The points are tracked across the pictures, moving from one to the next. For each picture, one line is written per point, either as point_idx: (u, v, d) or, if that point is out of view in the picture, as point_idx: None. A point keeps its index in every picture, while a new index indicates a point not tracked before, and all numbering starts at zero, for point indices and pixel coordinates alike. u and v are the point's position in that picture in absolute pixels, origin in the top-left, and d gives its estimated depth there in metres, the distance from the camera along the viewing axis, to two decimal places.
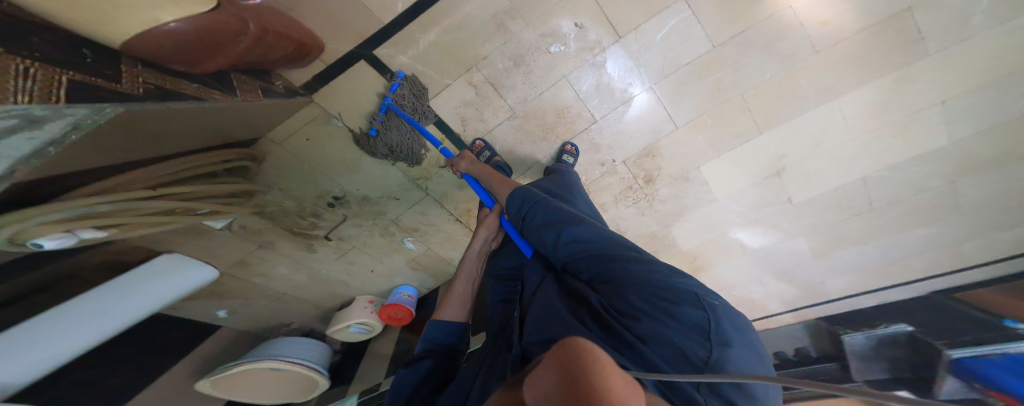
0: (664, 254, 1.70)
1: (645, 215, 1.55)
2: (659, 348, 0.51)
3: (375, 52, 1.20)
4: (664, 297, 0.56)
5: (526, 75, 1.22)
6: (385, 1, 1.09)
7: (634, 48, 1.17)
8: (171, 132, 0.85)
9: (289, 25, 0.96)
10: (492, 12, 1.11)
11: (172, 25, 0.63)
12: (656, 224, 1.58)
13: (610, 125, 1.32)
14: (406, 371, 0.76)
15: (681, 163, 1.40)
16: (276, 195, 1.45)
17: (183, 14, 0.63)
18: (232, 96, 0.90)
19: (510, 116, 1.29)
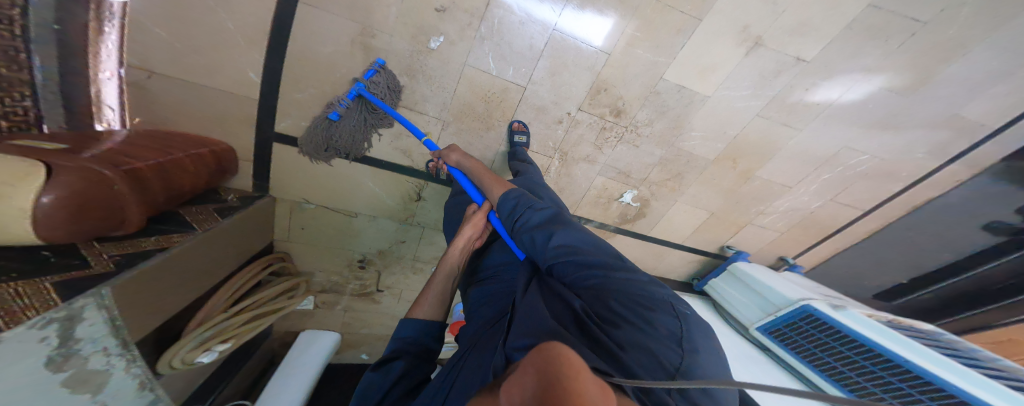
0: (693, 176, 1.45)
1: (639, 146, 1.31)
2: (636, 355, 0.53)
3: (277, 130, 1.15)
4: (647, 308, 0.59)
5: (428, 83, 1.10)
6: (243, 80, 1.05)
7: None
8: (189, 284, 0.94)
9: (179, 145, 0.96)
10: (348, 39, 1.02)
11: (49, 199, 0.61)
12: (658, 149, 1.33)
13: (540, 83, 1.13)
14: (375, 373, 0.63)
15: (640, 83, 1.17)
16: (320, 275, 1.62)
17: (39, 185, 0.60)
18: (195, 232, 0.94)
19: (444, 125, 1.17)
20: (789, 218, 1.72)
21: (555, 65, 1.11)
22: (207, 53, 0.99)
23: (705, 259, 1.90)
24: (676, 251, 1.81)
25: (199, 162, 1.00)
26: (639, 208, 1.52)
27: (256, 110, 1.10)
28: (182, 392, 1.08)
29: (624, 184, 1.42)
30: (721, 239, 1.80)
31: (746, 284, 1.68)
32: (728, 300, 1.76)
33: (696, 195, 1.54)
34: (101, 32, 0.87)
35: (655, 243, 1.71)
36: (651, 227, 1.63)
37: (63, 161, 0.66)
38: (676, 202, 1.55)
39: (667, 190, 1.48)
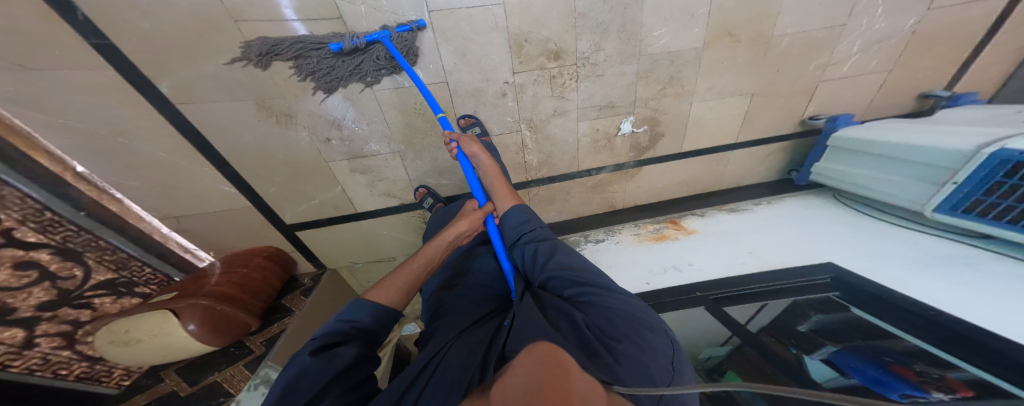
0: (691, 74, 1.13)
1: (604, 74, 1.06)
2: (632, 367, 0.46)
3: (287, 221, 1.20)
4: (645, 326, 0.51)
5: (362, 124, 1.01)
6: (226, 198, 1.08)
7: (363, 9, 0.85)
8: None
9: (249, 257, 1.16)
10: (263, 126, 0.96)
11: (193, 326, 0.84)
12: (628, 65, 1.06)
13: (458, 70, 0.97)
14: (312, 360, 0.43)
15: (554, 20, 0.94)
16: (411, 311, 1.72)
17: (180, 321, 0.83)
18: (296, 312, 1.15)
19: (400, 156, 1.11)
20: (882, 51, 1.17)
21: (459, 44, 0.93)
22: (181, 186, 1.03)
23: (790, 144, 1.42)
24: (739, 152, 1.41)
25: (267, 264, 1.18)
26: (650, 132, 1.25)
27: (257, 214, 1.15)
28: None
29: (617, 115, 1.17)
30: (794, 115, 1.31)
31: (864, 152, 1.09)
32: (858, 183, 1.12)
33: (712, 87, 1.18)
34: (114, 197, 0.99)
35: (694, 158, 1.39)
36: (679, 144, 1.32)
37: (180, 302, 0.87)
38: (691, 105, 1.21)
39: (670, 97, 1.17)
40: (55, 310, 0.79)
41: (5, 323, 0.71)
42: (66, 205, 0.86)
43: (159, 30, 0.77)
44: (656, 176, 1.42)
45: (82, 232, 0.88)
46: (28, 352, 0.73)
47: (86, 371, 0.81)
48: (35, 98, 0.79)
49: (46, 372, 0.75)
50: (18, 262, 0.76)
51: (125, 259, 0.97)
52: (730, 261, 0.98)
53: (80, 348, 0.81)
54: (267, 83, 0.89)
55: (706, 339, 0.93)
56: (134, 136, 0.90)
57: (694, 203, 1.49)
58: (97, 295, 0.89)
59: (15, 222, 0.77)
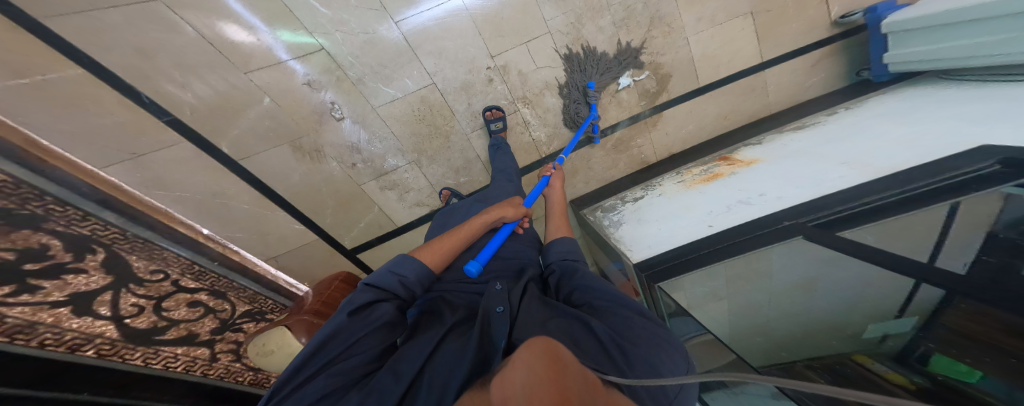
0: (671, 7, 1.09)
1: (580, 33, 1.07)
2: (640, 367, 0.46)
3: (348, 245, 1.37)
4: (669, 341, 0.51)
5: (376, 143, 1.13)
6: (294, 233, 1.29)
7: (338, 36, 0.97)
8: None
9: (327, 280, 1.32)
10: (305, 164, 1.15)
11: (305, 338, 1.02)
12: (603, 18, 1.07)
13: (441, 69, 1.05)
14: (354, 321, 0.50)
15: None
16: None
17: (295, 337, 1.00)
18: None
19: (417, 165, 1.21)
20: None
21: (433, 47, 1.02)
22: (259, 230, 1.25)
23: (840, 44, 1.20)
24: (774, 68, 1.22)
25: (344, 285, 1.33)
26: (656, 76, 1.17)
27: (325, 245, 1.35)
28: None
29: (612, 67, 1.13)
30: (823, 19, 1.16)
31: (932, 30, 0.87)
32: (958, 59, 0.82)
33: (702, 16, 1.11)
34: (234, 250, 1.25)
35: (723, 88, 1.23)
36: (695, 80, 1.21)
37: (291, 319, 1.08)
38: (690, 40, 1.15)
39: (661, 38, 1.12)
40: (223, 334, 1.05)
41: (197, 344, 0.95)
42: (206, 258, 1.14)
43: (218, 102, 1.00)
44: (682, 118, 1.28)
45: (220, 277, 1.16)
46: (216, 364, 0.98)
47: (252, 379, 1.09)
48: (151, 179, 1.05)
49: (231, 379, 1.00)
50: (188, 301, 1.01)
51: (254, 295, 1.25)
52: (821, 178, 0.83)
53: (243, 361, 1.08)
54: (291, 126, 1.07)
55: (863, 312, 0.56)
56: (224, 195, 1.14)
57: (743, 134, 1.28)
58: (245, 322, 1.16)
59: (178, 274, 1.03)
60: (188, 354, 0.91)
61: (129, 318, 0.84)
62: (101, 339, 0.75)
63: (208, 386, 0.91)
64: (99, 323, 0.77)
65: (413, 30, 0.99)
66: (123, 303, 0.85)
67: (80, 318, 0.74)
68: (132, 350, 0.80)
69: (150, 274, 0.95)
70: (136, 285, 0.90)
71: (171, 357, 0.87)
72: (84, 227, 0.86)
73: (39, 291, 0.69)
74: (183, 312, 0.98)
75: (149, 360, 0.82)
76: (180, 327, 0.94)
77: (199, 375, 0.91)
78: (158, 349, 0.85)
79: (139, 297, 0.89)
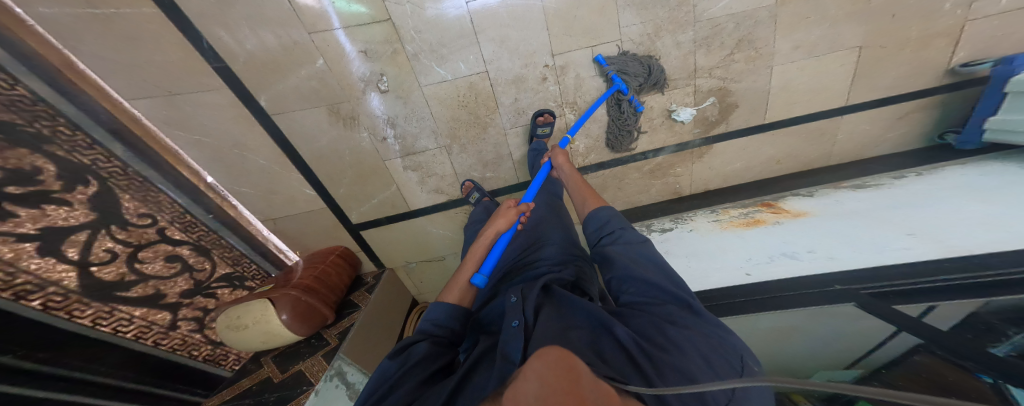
0: (765, 31, 0.99)
1: (654, 45, 1.01)
2: (668, 375, 0.44)
3: (354, 220, 1.32)
4: (713, 348, 0.46)
5: (412, 121, 1.10)
6: (307, 198, 1.24)
7: (408, 7, 0.94)
8: (381, 343, 1.25)
9: (317, 256, 1.30)
10: (336, 129, 1.11)
11: (285, 316, 1.01)
12: (683, 33, 0.99)
13: (498, 58, 1.01)
14: (390, 361, 0.52)
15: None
16: None
17: (276, 311, 1.00)
18: (362, 308, 1.27)
19: (448, 151, 1.16)
20: None
21: (497, 34, 0.98)
22: (275, 189, 1.21)
23: (937, 100, 1.08)
24: (853, 115, 1.12)
25: (339, 260, 1.31)
26: (720, 104, 1.10)
27: (332, 216, 1.30)
28: None
29: (675, 87, 1.07)
30: (936, 65, 1.02)
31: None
32: None
33: (801, 44, 1.01)
34: (232, 204, 1.21)
35: (788, 128, 1.15)
36: (762, 115, 1.13)
37: (277, 292, 1.05)
38: (774, 69, 1.05)
39: (743, 63, 1.04)
40: (192, 298, 1.02)
41: (158, 307, 0.93)
42: (202, 210, 1.12)
43: (269, 55, 0.97)
44: (733, 154, 1.21)
45: (210, 232, 1.14)
46: (172, 334, 0.95)
47: (209, 354, 1.02)
48: (183, 118, 1.04)
49: (184, 352, 0.96)
50: (167, 254, 0.99)
51: (239, 257, 1.22)
52: (879, 246, 0.74)
53: (205, 332, 1.03)
54: (337, 90, 1.04)
55: (819, 360, 0.64)
56: (246, 148, 1.11)
57: (792, 181, 1.21)
58: (219, 286, 1.12)
59: (167, 222, 1.02)
60: (143, 317, 0.89)
61: (96, 266, 0.82)
62: (54, 289, 0.74)
63: (152, 359, 0.88)
64: (60, 268, 0.76)
65: (482, 13, 0.95)
66: (99, 247, 0.84)
67: (42, 259, 0.73)
68: (80, 306, 0.78)
69: (139, 219, 0.95)
70: (120, 228, 0.90)
71: (123, 320, 0.85)
72: (87, 156, 0.88)
73: (10, 219, 0.71)
74: (159, 266, 0.96)
75: (97, 321, 0.80)
76: (149, 284, 0.92)
77: (149, 344, 0.89)
78: (112, 309, 0.83)
79: (116, 243, 0.88)
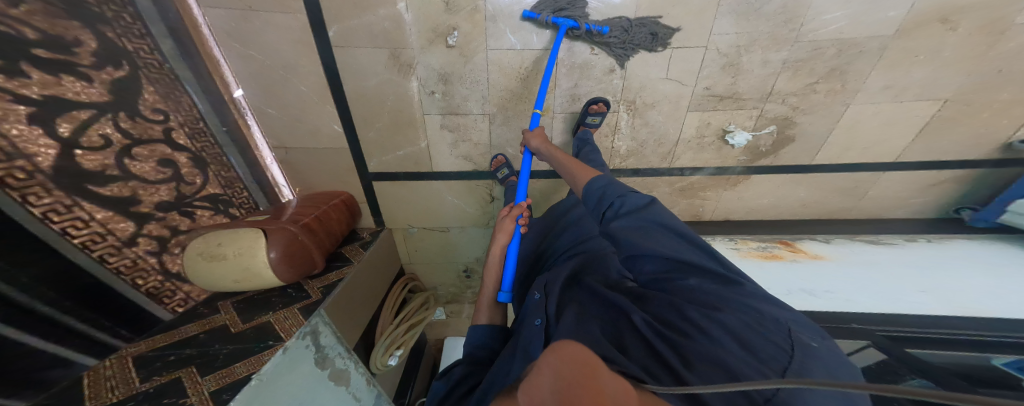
0: (857, 73, 0.96)
1: (744, 62, 0.97)
2: (702, 369, 0.43)
3: (371, 170, 1.27)
4: (749, 327, 0.45)
5: (465, 82, 1.05)
6: (331, 136, 1.17)
7: None
8: (358, 309, 1.20)
9: (319, 197, 1.21)
10: (385, 69, 1.04)
11: (273, 254, 0.90)
12: (777, 51, 0.94)
13: (572, 40, 0.97)
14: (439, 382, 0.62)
15: None
16: (442, 289, 1.87)
17: (265, 246, 0.89)
18: (354, 264, 1.20)
19: (491, 119, 1.12)
20: None
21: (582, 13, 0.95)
22: (302, 119, 1.13)
23: (975, 173, 1.12)
24: (893, 173, 1.15)
25: (341, 208, 1.22)
26: (778, 134, 1.09)
27: (349, 159, 1.23)
28: (391, 381, 1.47)
29: (740, 109, 1.05)
30: (1000, 136, 1.04)
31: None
32: None
33: (892, 85, 0.97)
34: (247, 124, 1.14)
35: (826, 175, 1.17)
36: (814, 155, 1.13)
37: (273, 225, 0.96)
38: (850, 106, 1.03)
39: (823, 95, 1.01)
40: (166, 213, 0.88)
41: (126, 215, 0.78)
42: (217, 120, 1.05)
43: None
44: (766, 188, 1.23)
45: (214, 145, 1.05)
46: (126, 251, 0.79)
47: (155, 287, 0.85)
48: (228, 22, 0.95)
49: (129, 276, 0.80)
50: (162, 157, 0.88)
51: (234, 180, 1.12)
52: (895, 297, 0.80)
53: (163, 258, 0.87)
54: (403, 31, 0.98)
55: None
56: (292, 71, 1.03)
57: (810, 226, 1.26)
58: (200, 206, 0.98)
59: (178, 124, 0.94)
60: (103, 223, 0.74)
61: (82, 150, 0.71)
62: (22, 163, 0.62)
63: (87, 275, 0.71)
64: (41, 142, 0.65)
65: None
66: (94, 130, 0.74)
67: (25, 126, 0.63)
68: (39, 190, 0.64)
69: (152, 113, 0.87)
70: (128, 118, 0.81)
71: (79, 220, 0.70)
72: (132, 44, 0.85)
73: (18, 77, 0.63)
74: (148, 169, 0.84)
75: (49, 214, 0.65)
76: (128, 185, 0.79)
77: (95, 256, 0.73)
78: (74, 204, 0.69)
79: (116, 131, 0.78)
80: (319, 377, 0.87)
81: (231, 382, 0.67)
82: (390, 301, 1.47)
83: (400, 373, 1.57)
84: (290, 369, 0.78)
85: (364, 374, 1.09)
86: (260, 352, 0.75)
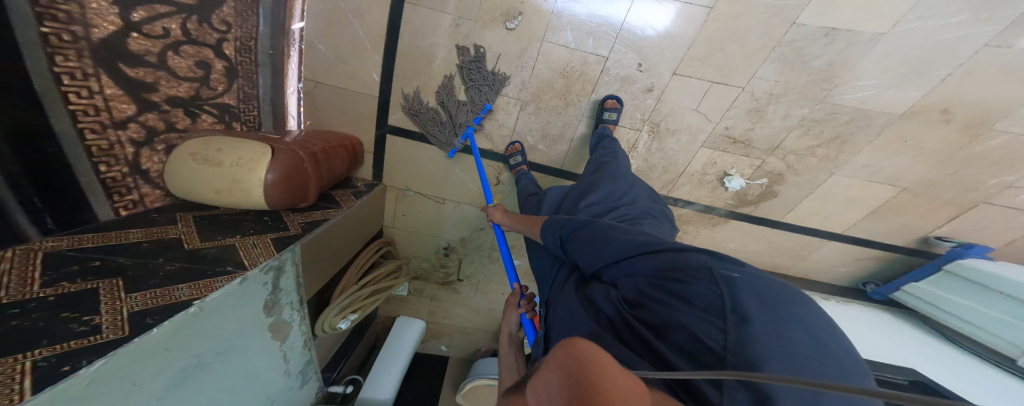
0: (851, 144, 1.14)
1: (761, 119, 1.12)
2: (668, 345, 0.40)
3: (390, 123, 1.27)
4: (684, 280, 0.45)
5: (511, 60, 1.12)
6: (365, 79, 1.20)
7: None
8: (328, 258, 1.11)
9: (326, 134, 1.15)
10: (442, 32, 1.10)
11: (271, 176, 0.81)
12: (799, 108, 1.09)
13: (621, 53, 1.07)
14: None
15: (756, 41, 1.01)
16: (413, 263, 1.79)
17: (267, 165, 0.81)
18: (342, 209, 1.14)
19: (522, 105, 1.18)
20: (1011, 218, 1.20)
21: (637, 32, 1.04)
22: (345, 61, 1.17)
23: (892, 255, 1.36)
24: (833, 243, 1.36)
25: (345, 151, 1.16)
26: (764, 187, 1.25)
27: (374, 106, 1.24)
28: (329, 345, 1.36)
29: (738, 157, 1.20)
30: (920, 230, 1.28)
31: (976, 286, 1.10)
32: (950, 313, 1.15)
33: (871, 164, 1.16)
34: (289, 54, 1.15)
35: (788, 232, 1.34)
36: (785, 211, 1.30)
37: (280, 146, 0.88)
38: (832, 176, 1.21)
39: (818, 159, 1.18)
40: (173, 109, 0.84)
41: (133, 98, 0.74)
42: (268, 43, 1.06)
43: None
44: (739, 233, 1.37)
45: (251, 63, 1.04)
46: (109, 133, 0.71)
47: (114, 178, 0.74)
48: None
49: (96, 159, 0.70)
50: (201, 60, 0.88)
51: (252, 97, 1.07)
52: None
53: (141, 151, 0.78)
54: (473, 5, 1.06)
55: None
56: (359, 17, 1.10)
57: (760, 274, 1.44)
58: (207, 112, 0.92)
59: (234, 38, 0.95)
60: (106, 99, 0.69)
61: (138, 34, 0.72)
62: (77, 29, 0.62)
63: (73, 147, 0.65)
64: (108, 19, 0.67)
65: (642, 11, 1.02)
66: (161, 23, 0.76)
67: (107, 5, 0.66)
68: (72, 53, 0.62)
69: (219, 24, 0.89)
70: (197, 21, 0.84)
71: (86, 90, 0.65)
72: None
73: None
74: (183, 66, 0.84)
75: (63, 77, 0.61)
76: (154, 73, 0.78)
77: (77, 128, 0.65)
78: (95, 75, 0.66)
79: (178, 29, 0.80)
80: (260, 325, 0.79)
81: (163, 305, 0.57)
82: (361, 260, 1.39)
83: (338, 342, 1.46)
84: (238, 304, 0.69)
85: (303, 334, 1.04)
86: (213, 278, 0.66)
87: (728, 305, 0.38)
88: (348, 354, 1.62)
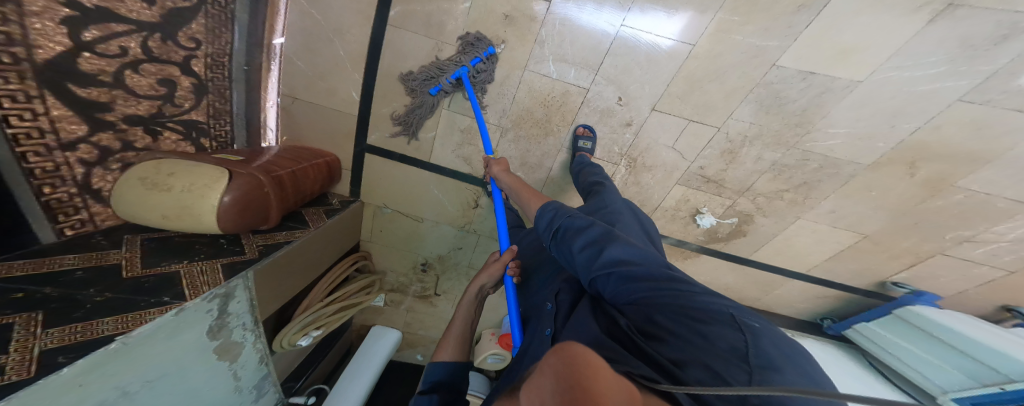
0: (817, 190, 1.18)
1: (733, 163, 1.16)
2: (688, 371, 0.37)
3: (369, 142, 1.24)
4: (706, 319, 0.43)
5: (495, 89, 1.11)
6: (345, 97, 1.16)
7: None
8: (292, 278, 1.06)
9: (299, 153, 1.11)
10: (426, 55, 1.08)
11: (228, 198, 0.77)
12: (770, 152, 1.13)
13: (603, 88, 1.09)
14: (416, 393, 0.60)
15: (733, 85, 1.05)
16: (389, 277, 1.74)
17: (224, 187, 0.77)
18: (310, 230, 1.09)
19: (503, 132, 1.17)
20: (962, 268, 1.27)
21: (620, 69, 1.06)
22: (325, 78, 1.14)
23: (850, 296, 1.42)
24: (801, 280, 1.40)
25: (318, 170, 1.12)
26: (735, 226, 1.28)
27: (352, 124, 1.21)
28: (287, 367, 1.27)
29: (710, 196, 1.23)
30: (881, 274, 1.33)
31: (924, 333, 1.14)
32: (887, 351, 1.24)
33: (836, 211, 1.21)
34: (269, 69, 1.12)
35: (758, 268, 1.38)
36: (753, 250, 1.33)
37: (240, 167, 0.84)
38: (799, 219, 1.25)
39: (787, 202, 1.21)
40: (131, 127, 0.78)
41: (85, 118, 0.69)
42: (242, 59, 1.03)
43: None
44: (710, 266, 1.40)
45: (224, 80, 1.00)
46: (55, 155, 0.66)
47: (59, 199, 0.69)
48: None
49: (39, 182, 0.64)
50: (165, 78, 0.83)
51: (224, 113, 1.03)
52: None
53: (92, 171, 0.73)
54: (459, 32, 1.05)
55: None
56: (341, 35, 1.07)
57: None
58: (172, 130, 0.88)
59: (203, 55, 0.91)
60: (52, 120, 0.64)
61: (91, 54, 0.67)
62: (19, 50, 0.57)
63: (11, 175, 0.60)
64: (55, 39, 0.61)
65: (625, 47, 1.03)
66: (117, 41, 0.71)
67: (54, 24, 0.60)
68: (13, 76, 0.56)
69: (187, 41, 0.85)
70: (160, 40, 0.79)
71: (29, 113, 0.59)
72: None
73: None
74: (143, 84, 0.79)
75: (2, 100, 0.55)
76: (109, 92, 0.72)
77: (16, 153, 0.59)
78: (41, 96, 0.61)
79: (138, 47, 0.75)
80: (201, 350, 0.74)
81: (81, 342, 0.52)
82: (332, 275, 1.33)
83: (303, 353, 1.39)
84: (173, 335, 0.64)
85: (258, 351, 0.98)
86: (143, 310, 0.61)
87: (752, 351, 0.37)
88: (313, 373, 1.55)
